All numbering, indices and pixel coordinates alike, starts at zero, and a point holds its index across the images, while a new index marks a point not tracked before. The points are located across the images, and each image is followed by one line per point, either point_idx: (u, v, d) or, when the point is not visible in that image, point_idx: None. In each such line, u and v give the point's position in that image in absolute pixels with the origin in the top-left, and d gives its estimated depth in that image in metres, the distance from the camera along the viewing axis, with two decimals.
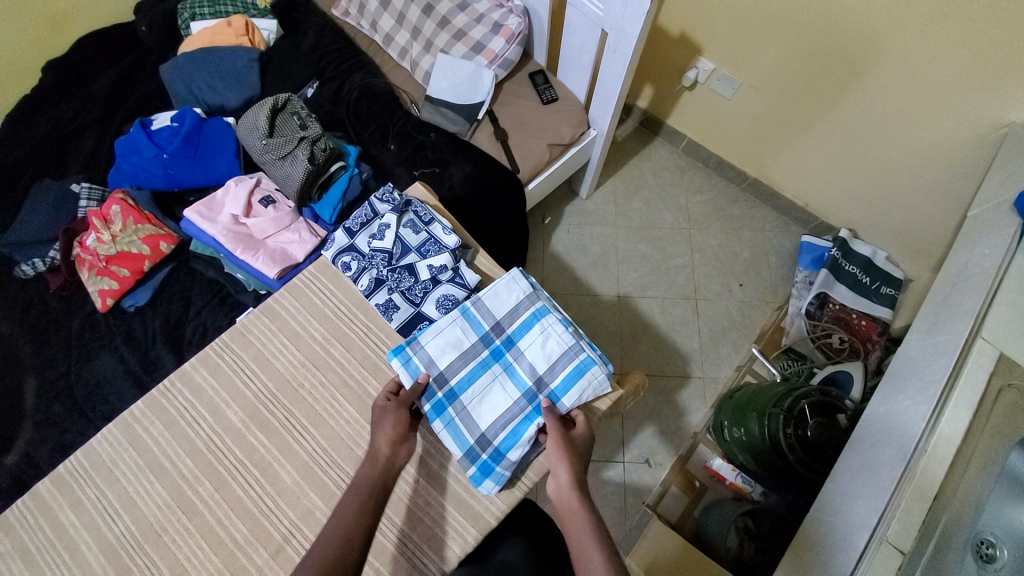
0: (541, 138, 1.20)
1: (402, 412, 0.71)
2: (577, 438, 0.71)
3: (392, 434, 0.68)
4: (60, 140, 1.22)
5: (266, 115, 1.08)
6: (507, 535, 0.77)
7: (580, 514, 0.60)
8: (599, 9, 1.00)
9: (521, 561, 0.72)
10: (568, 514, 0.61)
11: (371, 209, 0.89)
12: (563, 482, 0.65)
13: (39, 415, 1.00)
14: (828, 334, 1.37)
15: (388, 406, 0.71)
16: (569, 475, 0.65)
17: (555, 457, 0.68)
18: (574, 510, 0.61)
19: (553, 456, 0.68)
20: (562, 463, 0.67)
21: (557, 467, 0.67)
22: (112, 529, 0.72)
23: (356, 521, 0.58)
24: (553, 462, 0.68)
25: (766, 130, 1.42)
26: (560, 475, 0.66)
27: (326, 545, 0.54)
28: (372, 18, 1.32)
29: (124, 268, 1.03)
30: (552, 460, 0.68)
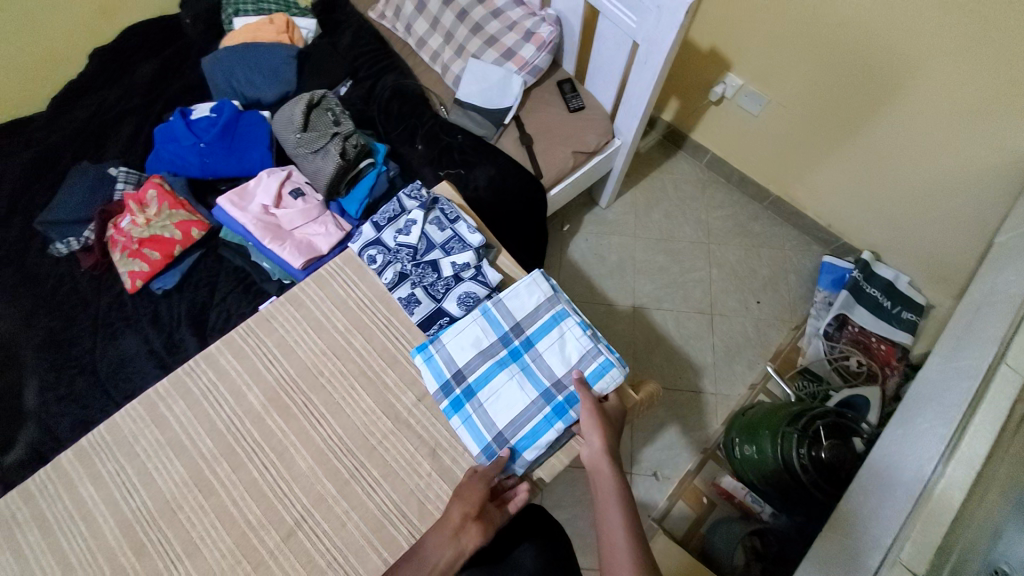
0: (566, 146, 1.21)
1: (479, 485, 0.69)
2: (610, 411, 0.77)
3: (465, 506, 0.67)
4: (102, 125, 1.27)
5: (302, 110, 1.11)
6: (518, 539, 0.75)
7: (611, 485, 0.69)
8: (632, 21, 1.01)
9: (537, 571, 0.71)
10: (600, 478, 0.70)
11: (399, 204, 0.90)
12: (596, 448, 0.72)
13: (63, 389, 1.03)
14: (846, 357, 1.35)
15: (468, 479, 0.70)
16: (603, 443, 0.72)
17: (590, 425, 0.73)
18: (605, 477, 0.70)
19: (588, 424, 0.73)
20: (596, 431, 0.73)
21: (591, 436, 0.72)
22: (129, 504, 0.73)
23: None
24: (587, 428, 0.73)
25: (791, 149, 1.42)
26: (595, 441, 0.72)
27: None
28: (406, 21, 1.35)
29: (156, 251, 1.06)
30: (586, 426, 0.73)
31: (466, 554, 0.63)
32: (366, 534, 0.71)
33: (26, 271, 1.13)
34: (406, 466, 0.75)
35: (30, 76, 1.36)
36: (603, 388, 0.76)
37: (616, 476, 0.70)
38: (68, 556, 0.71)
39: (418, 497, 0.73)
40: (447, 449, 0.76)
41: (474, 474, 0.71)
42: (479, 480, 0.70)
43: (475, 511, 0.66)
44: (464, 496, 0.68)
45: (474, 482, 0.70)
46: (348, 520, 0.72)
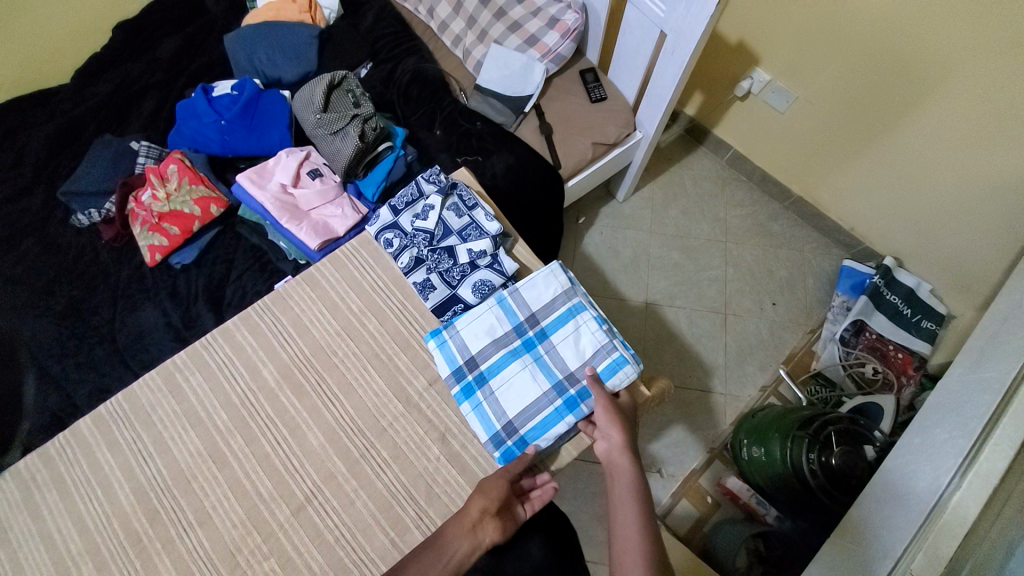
0: (586, 137, 1.19)
1: (501, 483, 0.69)
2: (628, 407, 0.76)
3: (486, 503, 0.67)
4: (125, 99, 1.28)
5: (323, 90, 1.11)
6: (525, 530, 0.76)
7: (627, 481, 0.69)
8: (661, 10, 0.99)
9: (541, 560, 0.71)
10: (616, 474, 0.70)
11: (417, 188, 0.89)
12: (614, 444, 0.72)
13: (81, 357, 1.05)
14: (862, 364, 1.32)
15: (495, 475, 0.70)
16: (622, 439, 0.71)
17: (609, 420, 0.72)
18: (622, 472, 0.70)
19: (607, 419, 0.72)
20: (615, 427, 0.72)
21: (609, 431, 0.72)
22: (144, 471, 0.75)
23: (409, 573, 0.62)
24: (605, 423, 0.72)
25: (817, 148, 1.38)
26: (613, 436, 0.72)
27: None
28: (429, 4, 1.33)
29: (176, 226, 1.07)
30: (604, 422, 0.73)
31: (480, 548, 0.65)
32: (373, 513, 0.72)
33: (49, 240, 1.15)
34: (415, 449, 0.75)
35: (56, 46, 1.37)
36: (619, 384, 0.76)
37: (633, 471, 0.70)
38: (85, 519, 0.73)
39: (426, 480, 0.73)
40: (456, 435, 0.76)
41: (499, 472, 0.71)
42: (499, 477, 0.70)
43: (495, 509, 0.67)
44: (485, 492, 0.68)
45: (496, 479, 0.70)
46: (357, 498, 0.73)
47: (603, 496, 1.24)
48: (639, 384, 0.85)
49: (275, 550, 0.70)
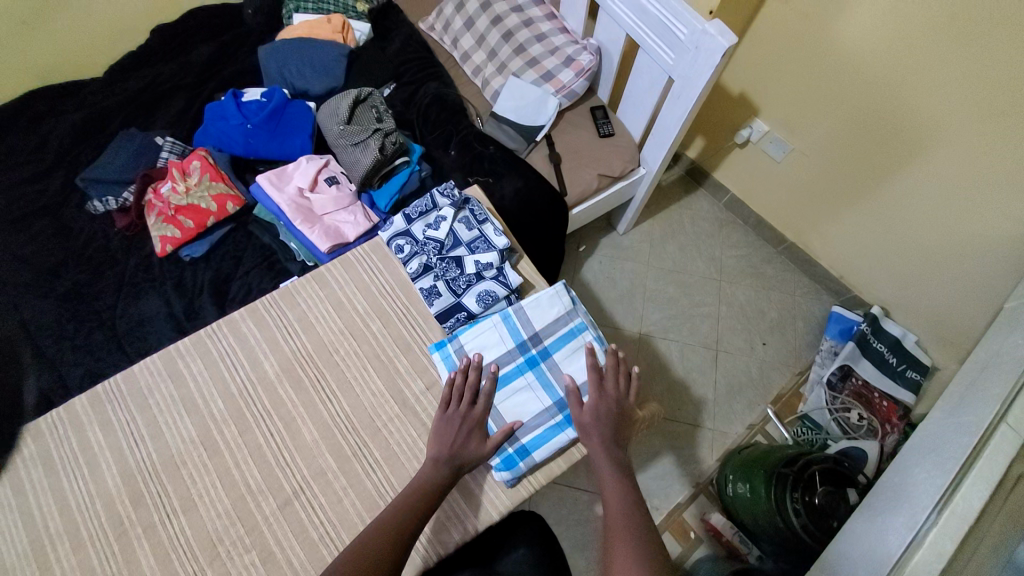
0: (592, 169, 1.26)
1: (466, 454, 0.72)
2: (608, 392, 0.76)
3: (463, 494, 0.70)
4: (154, 96, 1.33)
5: (349, 104, 1.17)
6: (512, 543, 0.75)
7: (610, 476, 0.71)
8: (670, 58, 1.06)
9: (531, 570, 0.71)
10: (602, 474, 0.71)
11: (431, 200, 0.91)
12: (595, 446, 0.73)
13: (80, 340, 1.07)
14: (847, 409, 1.35)
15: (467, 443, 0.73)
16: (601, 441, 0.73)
17: (590, 435, 0.74)
18: (606, 472, 0.71)
19: (591, 435, 0.74)
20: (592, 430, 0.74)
21: (590, 434, 0.74)
22: (135, 454, 0.75)
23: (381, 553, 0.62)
24: (590, 442, 0.74)
25: (811, 196, 1.45)
26: (599, 451, 0.72)
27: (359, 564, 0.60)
28: (454, 35, 1.41)
29: (190, 220, 1.11)
30: (587, 430, 0.74)
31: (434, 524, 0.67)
32: (360, 512, 0.72)
33: (61, 224, 1.18)
34: (407, 451, 0.76)
35: (94, 44, 1.44)
36: (583, 377, 0.79)
37: (623, 487, 0.69)
38: (68, 497, 0.73)
39: None
40: None
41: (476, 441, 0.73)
42: (463, 422, 0.74)
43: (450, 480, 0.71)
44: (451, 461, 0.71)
45: (457, 426, 0.74)
46: (344, 496, 0.73)
47: (586, 523, 1.24)
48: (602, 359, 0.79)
49: (257, 544, 0.71)
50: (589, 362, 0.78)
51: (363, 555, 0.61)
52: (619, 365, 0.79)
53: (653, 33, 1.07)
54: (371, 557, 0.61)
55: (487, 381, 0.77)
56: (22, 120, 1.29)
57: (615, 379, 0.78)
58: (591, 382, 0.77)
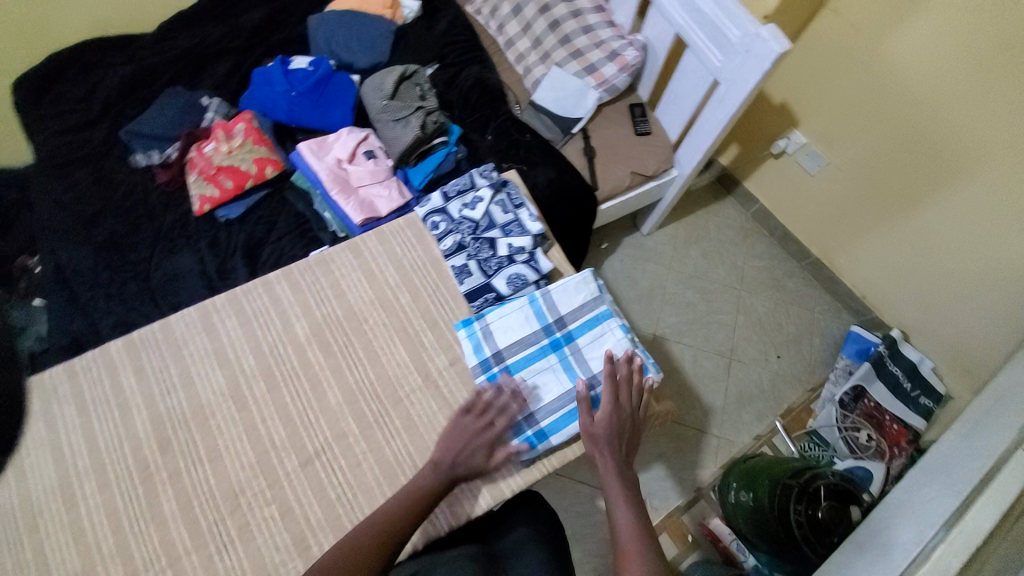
0: (626, 166, 1.26)
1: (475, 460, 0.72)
2: (622, 406, 0.76)
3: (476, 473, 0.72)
4: (200, 57, 1.35)
5: (393, 80, 1.19)
6: (515, 523, 0.78)
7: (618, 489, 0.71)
8: (718, 60, 1.06)
9: (529, 543, 0.74)
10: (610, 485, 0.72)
11: (470, 180, 0.94)
12: (607, 461, 0.73)
13: (114, 289, 1.10)
14: (857, 428, 1.34)
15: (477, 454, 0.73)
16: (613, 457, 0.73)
17: (600, 447, 0.73)
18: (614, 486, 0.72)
19: (601, 445, 0.73)
20: (603, 446, 0.73)
21: (602, 448, 0.73)
22: (167, 401, 0.78)
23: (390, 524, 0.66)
24: (598, 451, 0.74)
25: (842, 213, 1.44)
26: (609, 465, 0.72)
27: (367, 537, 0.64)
28: (500, 21, 1.41)
29: (230, 180, 1.14)
30: (597, 444, 0.74)
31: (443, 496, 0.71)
32: (377, 477, 0.75)
33: (102, 173, 1.21)
34: (427, 423, 0.78)
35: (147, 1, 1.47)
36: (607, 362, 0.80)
37: (630, 497, 0.71)
38: (99, 436, 0.76)
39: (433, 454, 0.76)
40: None
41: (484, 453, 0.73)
42: (476, 436, 0.73)
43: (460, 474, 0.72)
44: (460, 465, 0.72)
45: (467, 435, 0.73)
46: (364, 460, 0.76)
47: (584, 516, 1.26)
48: (617, 368, 0.78)
49: (278, 498, 0.73)
50: (605, 370, 0.77)
51: (378, 523, 0.66)
52: (633, 374, 0.77)
53: (704, 34, 1.06)
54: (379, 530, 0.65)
55: (513, 407, 0.76)
56: (71, 69, 1.32)
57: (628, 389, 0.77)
58: (606, 390, 0.76)
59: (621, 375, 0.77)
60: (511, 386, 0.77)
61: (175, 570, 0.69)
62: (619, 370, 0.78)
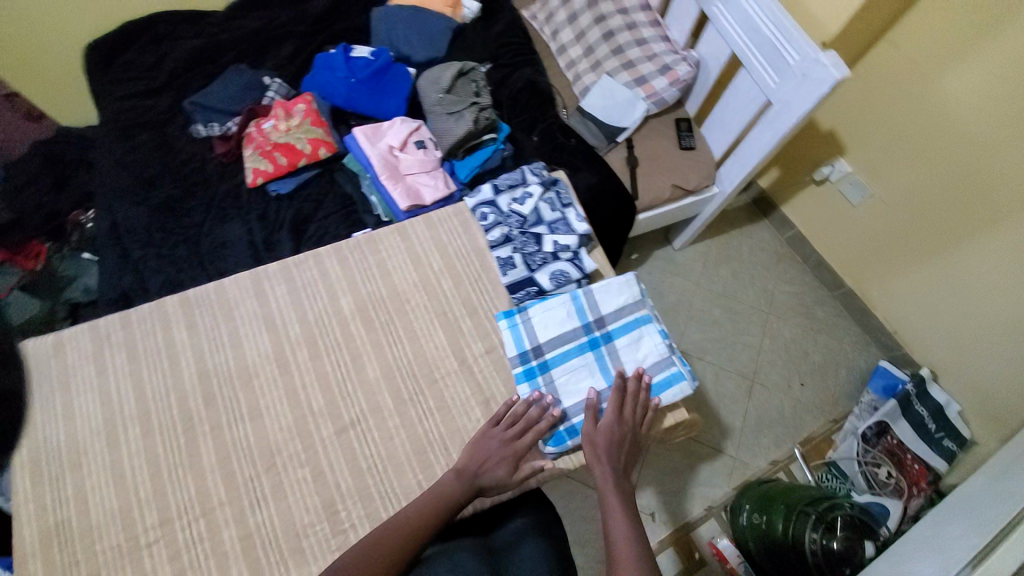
0: (668, 179, 1.28)
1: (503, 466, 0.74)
2: (626, 420, 0.76)
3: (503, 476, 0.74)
4: (265, 37, 1.40)
5: (451, 75, 1.23)
6: (514, 515, 0.79)
7: (614, 499, 0.72)
8: (773, 81, 1.07)
9: (531, 533, 0.74)
10: (606, 495, 0.73)
11: (521, 176, 0.97)
12: (606, 474, 0.74)
13: (166, 251, 1.15)
14: (876, 465, 1.32)
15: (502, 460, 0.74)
16: (610, 469, 0.74)
17: (599, 454, 0.74)
18: (610, 496, 0.72)
19: (600, 454, 0.74)
20: (600, 458, 0.74)
21: (599, 459, 0.74)
22: (214, 358, 0.82)
23: (424, 521, 0.68)
24: (597, 459, 0.74)
25: (882, 245, 1.43)
26: (607, 475, 0.74)
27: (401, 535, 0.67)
28: (554, 27, 1.44)
29: (284, 157, 1.18)
30: (594, 454, 0.75)
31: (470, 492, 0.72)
32: (408, 452, 0.77)
33: (164, 140, 1.27)
34: (459, 406, 0.80)
35: None
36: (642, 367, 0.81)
37: (627, 508, 0.72)
38: (148, 383, 0.80)
39: (463, 437, 0.78)
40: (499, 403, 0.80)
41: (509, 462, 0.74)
42: (499, 446, 0.75)
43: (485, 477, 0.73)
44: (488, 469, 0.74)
45: (493, 449, 0.75)
46: (396, 434, 0.78)
47: (591, 522, 1.26)
48: (624, 382, 0.78)
49: (311, 461, 0.76)
50: (614, 384, 0.78)
51: (409, 521, 0.68)
52: (640, 389, 0.78)
53: (761, 54, 1.07)
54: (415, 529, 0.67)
55: (543, 420, 0.77)
56: (142, 38, 1.39)
57: (633, 402, 0.78)
58: (611, 404, 0.77)
59: (631, 390, 0.78)
60: (542, 401, 0.78)
61: (209, 519, 0.73)
62: (628, 384, 0.78)
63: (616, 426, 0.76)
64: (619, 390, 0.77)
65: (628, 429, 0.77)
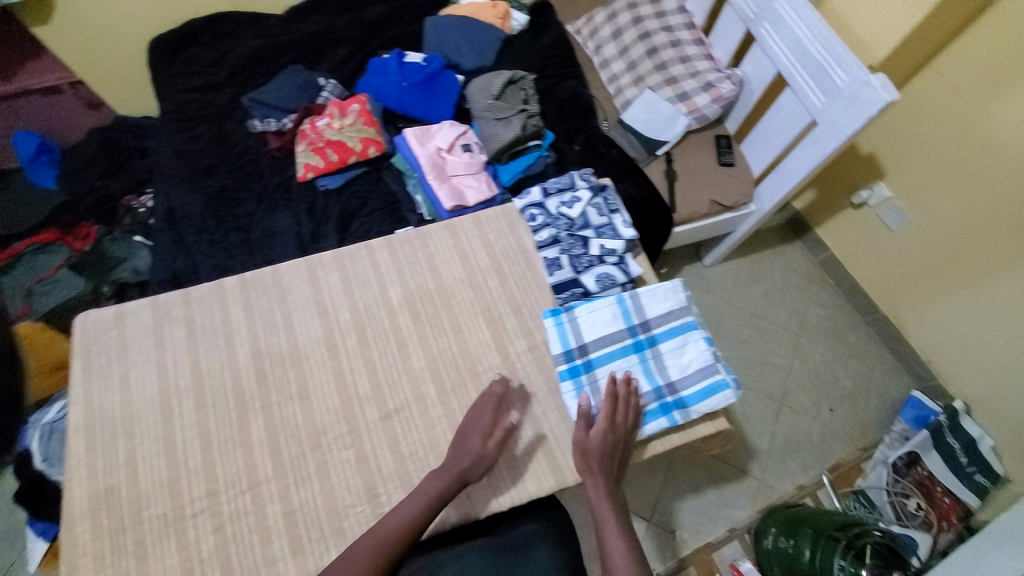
0: (707, 194, 1.29)
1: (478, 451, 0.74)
2: (617, 428, 0.76)
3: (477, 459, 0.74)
4: (322, 40, 1.47)
5: (500, 82, 1.27)
6: (528, 520, 0.79)
7: (607, 514, 0.71)
8: (820, 102, 1.08)
9: (543, 541, 0.75)
10: (600, 512, 0.72)
11: (570, 181, 1.00)
12: (598, 488, 0.73)
13: (218, 237, 1.20)
14: (905, 495, 1.29)
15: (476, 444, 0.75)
16: (603, 483, 0.73)
17: (592, 467, 0.74)
18: (604, 513, 0.71)
19: (592, 466, 0.74)
20: (592, 471, 0.74)
21: (592, 472, 0.74)
22: (267, 339, 0.85)
23: (413, 519, 0.68)
24: (590, 472, 0.74)
25: (919, 272, 1.41)
26: (600, 489, 0.73)
27: (382, 536, 0.67)
28: (598, 42, 1.47)
29: (335, 155, 1.23)
30: (586, 467, 0.74)
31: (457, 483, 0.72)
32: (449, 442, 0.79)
33: (221, 133, 1.33)
34: (501, 400, 0.82)
35: None
36: (685, 372, 0.81)
37: (622, 523, 0.71)
38: (204, 359, 0.83)
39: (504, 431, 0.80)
40: (540, 401, 0.82)
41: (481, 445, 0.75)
42: (473, 431, 0.76)
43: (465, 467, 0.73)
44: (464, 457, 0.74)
45: (467, 434, 0.76)
46: (439, 424, 0.80)
47: None
48: (613, 389, 0.78)
49: (356, 444, 0.78)
50: (606, 389, 0.78)
51: (396, 520, 0.68)
52: (630, 394, 0.79)
53: (808, 75, 1.09)
54: (399, 528, 0.68)
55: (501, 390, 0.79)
56: (206, 36, 1.46)
57: (625, 408, 0.78)
58: (603, 410, 0.77)
59: (620, 396, 0.78)
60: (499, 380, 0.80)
61: (255, 494, 0.75)
62: (618, 389, 0.79)
63: (606, 435, 0.75)
64: (610, 395, 0.78)
65: (617, 436, 0.76)
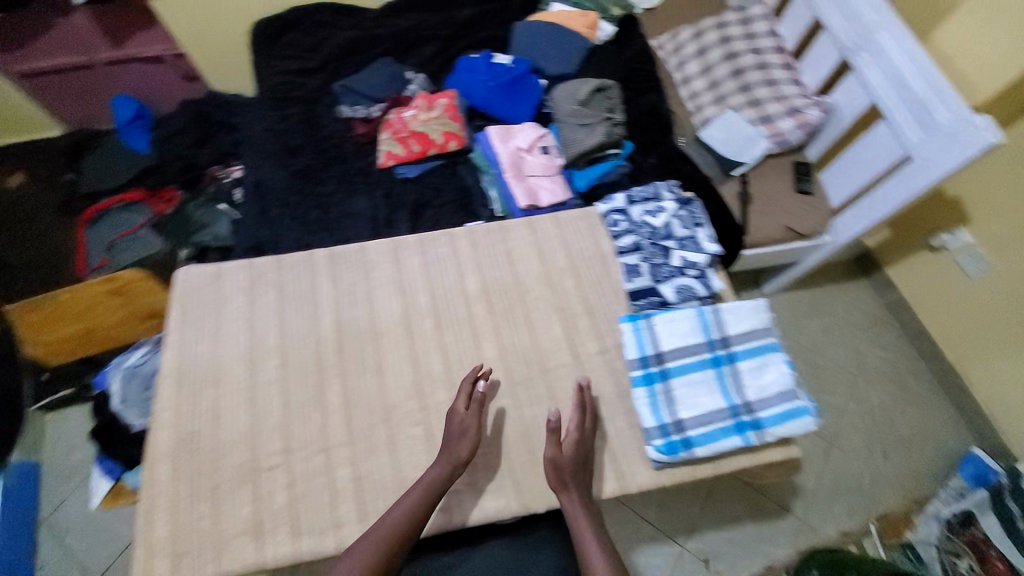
0: (781, 219, 1.27)
1: (464, 444, 0.74)
2: (581, 434, 0.77)
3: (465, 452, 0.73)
4: (412, 36, 1.52)
5: (587, 90, 1.29)
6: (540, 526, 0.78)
7: (584, 523, 0.70)
8: (916, 136, 1.05)
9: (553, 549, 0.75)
10: (574, 525, 0.70)
11: (656, 190, 1.00)
12: (573, 500, 0.72)
13: (300, 212, 1.25)
14: (955, 555, 1.20)
15: (466, 435, 0.75)
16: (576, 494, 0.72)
17: (565, 478, 0.73)
18: (580, 524, 0.70)
19: (564, 477, 0.73)
20: (564, 484, 0.73)
21: (564, 482, 0.73)
22: (350, 311, 0.88)
23: (408, 513, 0.68)
24: (563, 485, 0.73)
25: (994, 324, 1.34)
26: (575, 500, 0.72)
27: (377, 532, 0.65)
28: (681, 59, 1.45)
29: (417, 145, 1.28)
30: (558, 480, 0.73)
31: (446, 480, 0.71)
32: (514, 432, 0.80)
33: (312, 115, 1.40)
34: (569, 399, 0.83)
35: None
36: (764, 394, 0.80)
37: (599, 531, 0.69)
38: (289, 324, 0.87)
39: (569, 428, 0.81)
40: (608, 404, 0.83)
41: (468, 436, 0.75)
42: (460, 420, 0.76)
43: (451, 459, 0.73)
44: (449, 449, 0.74)
45: (455, 423, 0.76)
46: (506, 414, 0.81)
47: None
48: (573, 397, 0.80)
49: (425, 423, 0.80)
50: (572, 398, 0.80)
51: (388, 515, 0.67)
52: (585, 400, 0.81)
53: (906, 108, 1.06)
54: (394, 521, 0.66)
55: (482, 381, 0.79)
56: (306, 23, 1.53)
57: (586, 414, 0.79)
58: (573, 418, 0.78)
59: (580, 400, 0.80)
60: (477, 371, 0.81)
61: (327, 458, 0.78)
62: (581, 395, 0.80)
63: (571, 443, 0.75)
64: (577, 402, 0.79)
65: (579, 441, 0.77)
